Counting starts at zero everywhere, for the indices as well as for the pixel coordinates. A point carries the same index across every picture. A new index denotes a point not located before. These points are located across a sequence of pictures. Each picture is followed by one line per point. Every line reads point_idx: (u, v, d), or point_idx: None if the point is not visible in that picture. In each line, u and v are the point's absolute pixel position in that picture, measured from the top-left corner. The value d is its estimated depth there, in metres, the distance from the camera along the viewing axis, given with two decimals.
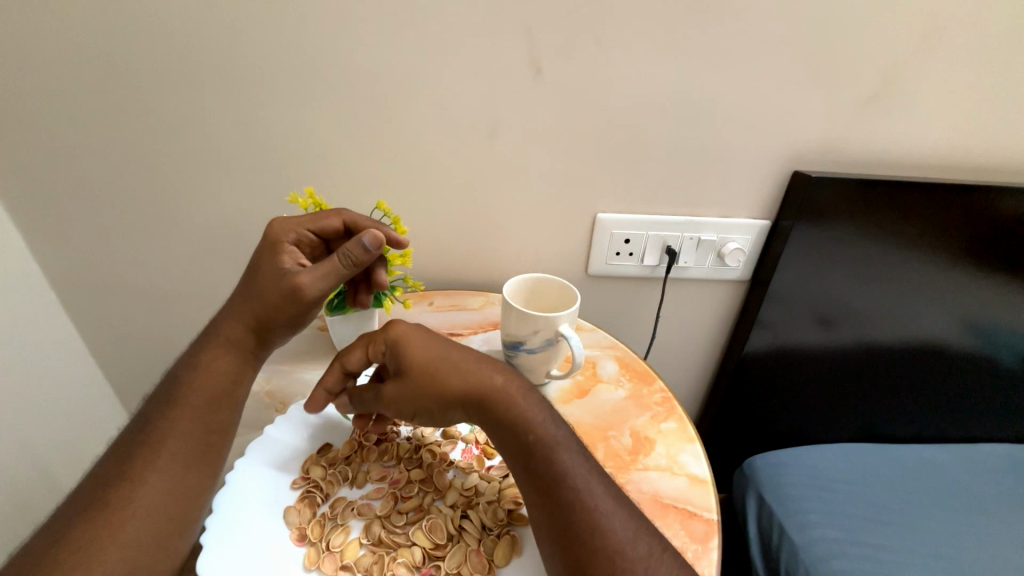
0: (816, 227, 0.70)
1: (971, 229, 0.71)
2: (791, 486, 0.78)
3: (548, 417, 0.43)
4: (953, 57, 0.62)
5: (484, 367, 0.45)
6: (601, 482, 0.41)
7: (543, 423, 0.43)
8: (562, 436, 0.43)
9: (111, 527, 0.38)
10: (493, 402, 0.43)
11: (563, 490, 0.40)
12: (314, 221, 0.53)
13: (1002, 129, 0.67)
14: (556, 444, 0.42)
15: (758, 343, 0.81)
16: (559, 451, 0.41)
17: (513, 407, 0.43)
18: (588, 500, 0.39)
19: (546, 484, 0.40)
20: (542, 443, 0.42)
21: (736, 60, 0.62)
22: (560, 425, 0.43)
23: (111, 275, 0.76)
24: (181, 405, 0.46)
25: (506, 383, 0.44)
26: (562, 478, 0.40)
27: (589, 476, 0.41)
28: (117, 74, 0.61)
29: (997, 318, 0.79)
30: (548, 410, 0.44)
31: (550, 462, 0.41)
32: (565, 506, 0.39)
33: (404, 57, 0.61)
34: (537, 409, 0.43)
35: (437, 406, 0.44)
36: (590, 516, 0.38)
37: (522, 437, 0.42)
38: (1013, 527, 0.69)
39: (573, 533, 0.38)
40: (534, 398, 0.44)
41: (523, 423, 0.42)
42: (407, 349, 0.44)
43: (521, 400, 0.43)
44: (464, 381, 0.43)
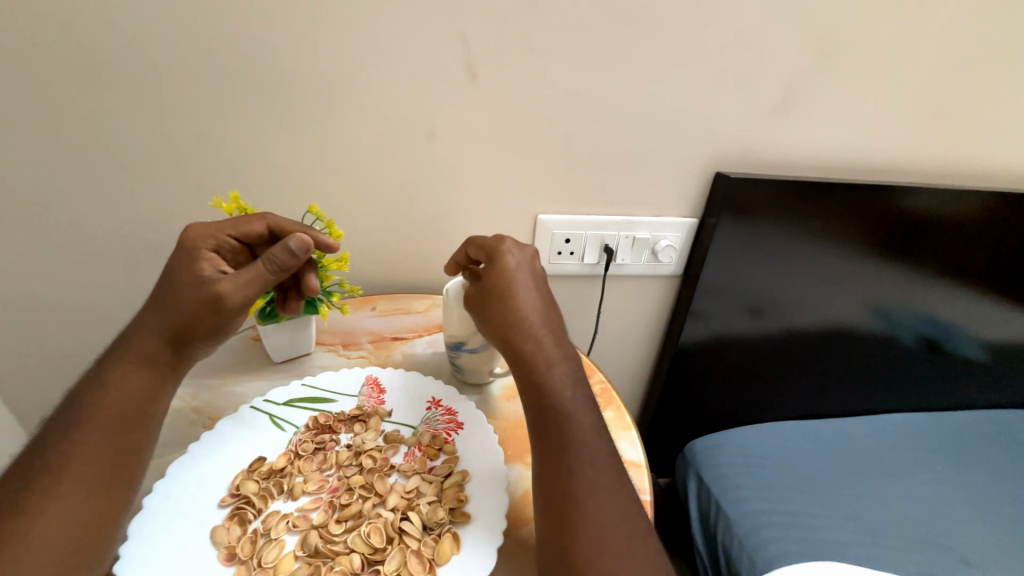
0: (738, 223, 0.76)
1: (868, 223, 0.80)
2: (725, 464, 0.84)
3: (579, 386, 0.48)
4: (845, 71, 0.69)
5: (548, 321, 0.49)
6: (607, 456, 0.45)
7: (569, 392, 0.47)
8: (585, 406, 0.47)
9: (3, 567, 0.36)
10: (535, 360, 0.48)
11: (572, 452, 0.44)
12: (235, 226, 0.51)
13: (888, 135, 0.76)
14: (578, 412, 0.46)
15: (693, 333, 0.87)
16: (580, 416, 0.46)
17: (549, 369, 0.48)
18: (589, 468, 0.44)
19: (558, 444, 0.45)
20: (566, 408, 0.46)
21: (660, 68, 0.66)
22: (587, 396, 0.48)
23: (7, 291, 0.68)
24: (85, 428, 0.43)
25: (552, 348, 0.49)
26: (573, 442, 0.45)
27: (597, 448, 0.45)
28: (6, 69, 0.56)
29: (892, 303, 0.90)
30: (580, 380, 0.49)
31: (567, 425, 0.46)
32: (569, 468, 0.43)
33: (336, 56, 0.60)
34: (571, 378, 0.48)
35: (496, 328, 0.49)
36: (591, 480, 0.43)
37: (548, 397, 0.47)
38: (908, 485, 0.78)
39: (568, 494, 0.42)
40: (573, 366, 0.49)
41: (556, 385, 0.47)
42: (500, 268, 0.50)
43: (562, 363, 0.48)
44: (528, 321, 0.49)
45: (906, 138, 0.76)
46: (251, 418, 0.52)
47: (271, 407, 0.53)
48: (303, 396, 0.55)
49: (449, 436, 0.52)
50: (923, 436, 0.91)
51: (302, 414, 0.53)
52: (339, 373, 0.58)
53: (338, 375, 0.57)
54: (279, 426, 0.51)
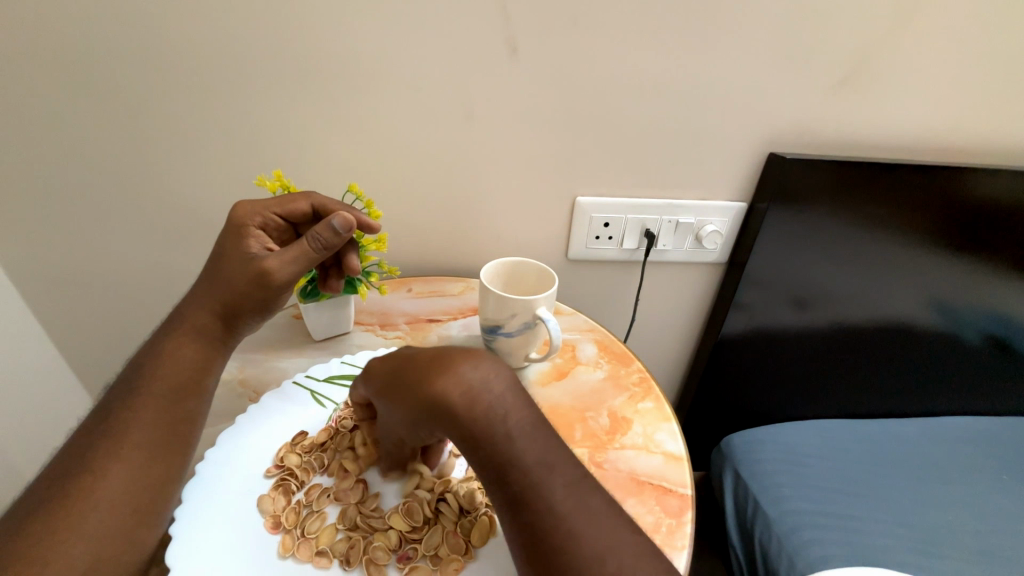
0: (792, 209, 0.71)
1: (940, 210, 0.73)
2: (765, 461, 0.80)
3: (512, 412, 0.35)
4: (925, 39, 0.62)
5: (436, 366, 0.36)
6: (567, 495, 0.33)
7: (497, 432, 0.34)
8: (525, 440, 0.34)
9: (73, 519, 0.37)
10: (441, 413, 0.35)
11: (525, 509, 0.33)
12: (281, 204, 0.52)
13: (971, 112, 0.68)
14: (516, 454, 0.34)
15: (735, 324, 0.83)
16: (523, 459, 0.34)
17: (462, 416, 0.34)
18: (548, 522, 0.32)
19: (508, 498, 0.33)
20: (500, 455, 0.34)
21: (713, 39, 0.61)
22: (527, 424, 0.35)
23: (72, 264, 0.73)
24: (144, 395, 0.45)
25: (452, 390, 0.35)
26: (522, 495, 0.33)
27: (555, 492, 0.33)
28: (69, 51, 0.58)
29: (961, 298, 0.82)
30: (511, 402, 0.35)
31: (505, 477, 0.33)
32: (526, 528, 0.32)
33: (376, 34, 0.59)
34: (497, 407, 0.35)
35: (396, 409, 0.39)
36: (555, 537, 0.32)
37: (476, 451, 0.34)
38: (973, 493, 0.72)
39: (536, 558, 0.32)
40: (494, 391, 0.35)
41: (482, 429, 0.34)
42: (374, 377, 0.42)
43: (476, 395, 0.34)
44: (415, 384, 0.37)
45: (991, 115, 0.69)
46: (295, 393, 0.54)
47: (314, 384, 0.55)
48: (343, 373, 0.57)
49: None
50: (992, 441, 0.84)
51: (342, 391, 0.55)
52: (377, 352, 0.60)
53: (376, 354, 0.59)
54: (321, 402, 0.53)
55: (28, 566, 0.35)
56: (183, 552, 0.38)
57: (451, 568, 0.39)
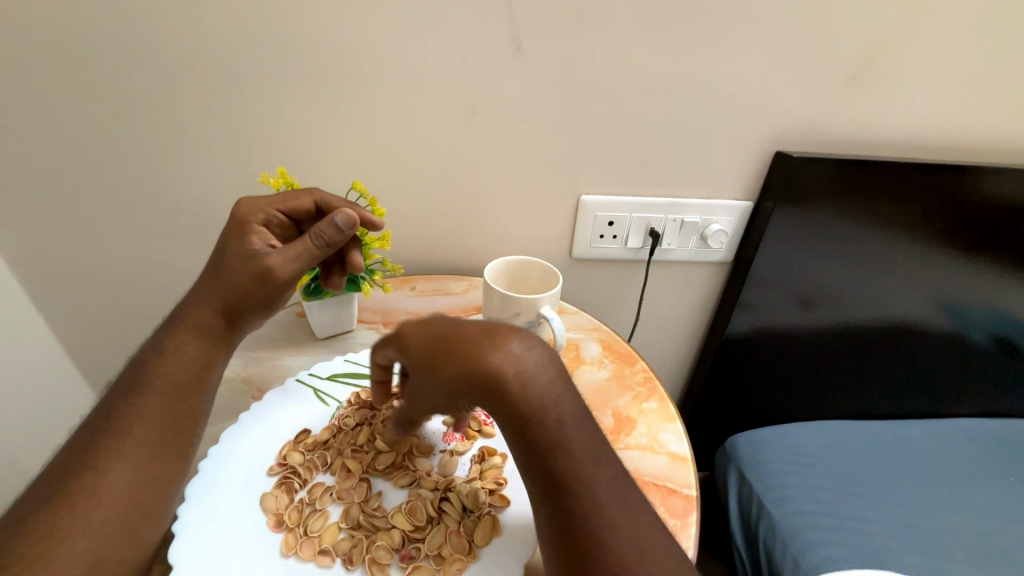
0: (798, 208, 0.70)
1: (949, 209, 0.72)
2: (770, 462, 0.80)
3: (562, 399, 0.35)
4: (935, 36, 0.62)
5: (491, 340, 0.36)
6: (610, 483, 0.34)
7: (547, 416, 0.34)
8: (574, 426, 0.35)
9: (75, 516, 0.37)
10: (491, 389, 0.34)
11: (566, 494, 0.33)
12: (284, 201, 0.52)
13: (980, 110, 0.67)
14: (565, 439, 0.34)
15: (740, 324, 0.82)
16: (570, 445, 0.34)
17: (515, 395, 0.34)
18: (591, 508, 0.33)
19: (548, 482, 0.34)
20: (549, 439, 0.34)
21: (719, 36, 0.61)
22: (574, 410, 0.35)
23: (76, 262, 0.73)
24: (147, 392, 0.45)
25: (509, 367, 0.34)
26: (567, 481, 0.33)
27: (598, 479, 0.34)
28: (73, 48, 0.58)
29: (969, 298, 0.81)
30: (560, 389, 0.36)
31: (552, 461, 0.34)
32: (565, 512, 0.33)
33: (379, 32, 0.59)
34: (549, 391, 0.35)
35: (434, 381, 0.37)
36: (597, 523, 0.32)
37: (524, 432, 0.34)
38: (980, 495, 0.71)
39: (573, 543, 0.32)
40: (546, 376, 0.35)
41: (534, 411, 0.34)
42: (406, 342, 0.39)
43: (531, 377, 0.35)
44: (464, 355, 0.35)
45: (1001, 113, 0.68)
46: (297, 391, 0.53)
47: (317, 382, 0.55)
48: (345, 371, 0.56)
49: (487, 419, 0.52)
50: (1000, 443, 0.83)
51: (344, 389, 0.54)
52: None
53: None
54: (323, 400, 0.53)
55: (31, 564, 0.35)
56: (184, 551, 0.38)
57: (453, 568, 0.39)
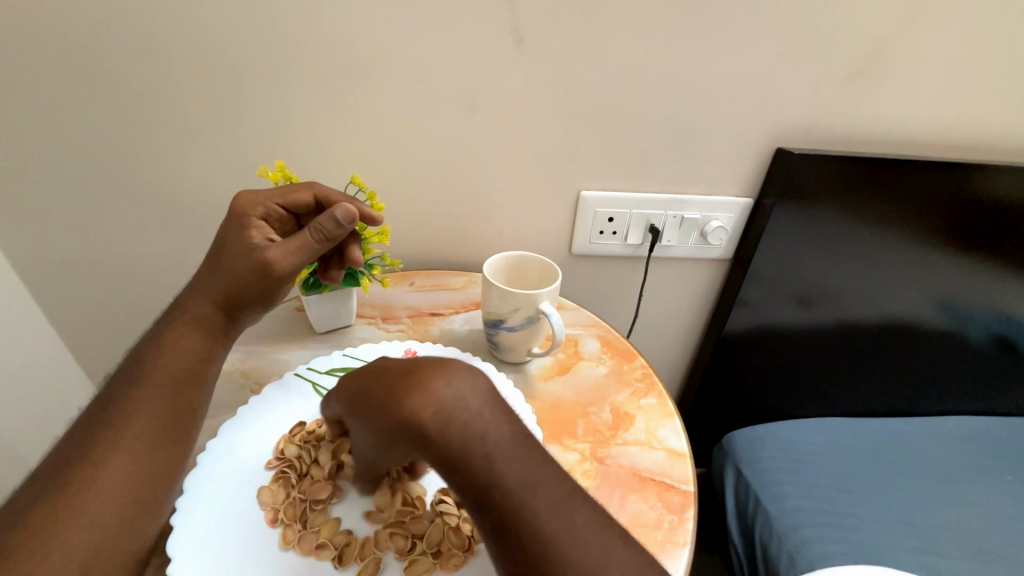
0: (798, 206, 0.70)
1: (949, 208, 0.72)
2: (767, 458, 0.80)
3: (488, 430, 0.33)
4: (938, 33, 0.61)
5: (411, 381, 0.35)
6: (554, 516, 0.31)
7: (475, 451, 0.32)
8: (505, 457, 0.33)
9: (75, 507, 0.38)
10: (411, 431, 0.34)
11: (509, 533, 0.31)
12: (284, 194, 0.52)
13: (983, 108, 0.67)
14: (495, 473, 0.32)
15: (739, 321, 0.82)
16: (504, 480, 0.32)
17: (433, 435, 0.33)
18: (538, 548, 0.30)
19: (491, 523, 0.32)
20: (481, 476, 0.32)
21: (721, 31, 0.60)
22: (504, 439, 0.33)
23: (74, 254, 0.73)
24: (146, 385, 0.45)
25: (424, 405, 0.33)
26: (507, 519, 0.31)
27: (541, 512, 0.31)
28: (70, 39, 0.58)
29: (968, 296, 0.82)
30: (486, 420, 0.34)
31: (490, 498, 0.32)
32: (512, 555, 0.31)
33: (380, 25, 0.58)
34: (474, 424, 0.33)
35: (370, 427, 0.38)
36: (546, 563, 0.30)
37: (454, 473, 0.33)
38: (976, 493, 0.72)
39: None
40: (467, 408, 0.33)
41: (457, 449, 0.32)
42: (346, 394, 0.41)
43: (450, 413, 0.33)
44: (385, 403, 0.36)
45: (1004, 111, 0.68)
46: (296, 385, 0.54)
47: (315, 376, 0.55)
48: (345, 365, 0.56)
49: None
50: (995, 441, 0.83)
51: None
52: (379, 345, 0.60)
53: (378, 347, 0.59)
54: (322, 394, 0.53)
55: (30, 556, 0.35)
56: (183, 544, 0.38)
57: (451, 564, 0.39)
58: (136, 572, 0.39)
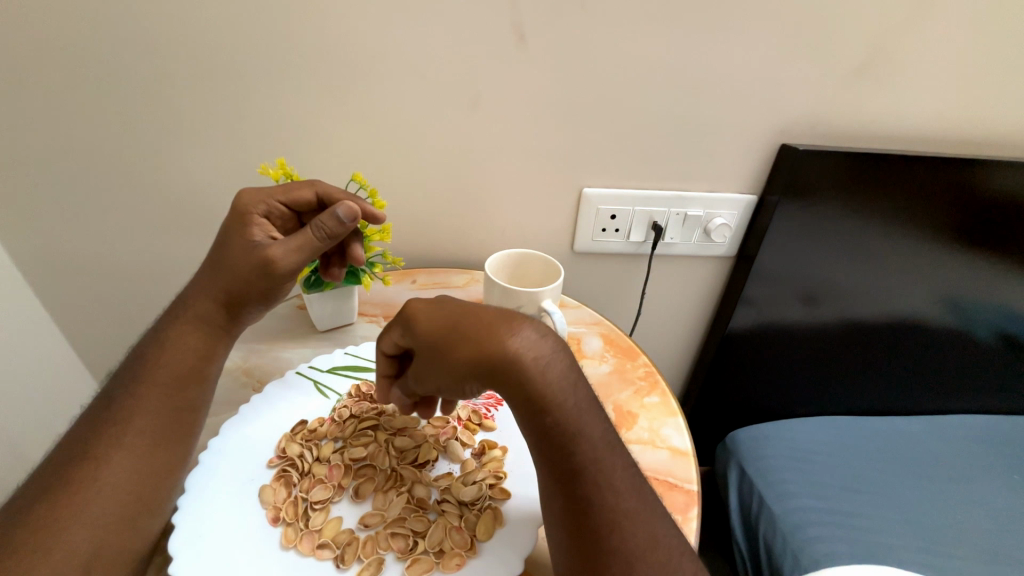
0: (803, 203, 0.69)
1: (957, 204, 0.71)
2: (771, 457, 0.80)
3: (576, 389, 0.38)
4: (947, 27, 0.60)
5: (511, 325, 0.38)
6: (624, 475, 0.37)
7: (565, 403, 0.37)
8: (588, 417, 0.37)
9: (75, 506, 0.38)
10: (507, 373, 0.36)
11: (583, 479, 0.36)
12: (286, 193, 0.52)
13: (991, 102, 0.66)
14: (581, 426, 0.37)
15: (743, 320, 0.82)
16: (586, 434, 0.37)
17: (534, 382, 0.36)
18: (607, 496, 0.35)
19: (563, 470, 0.36)
20: (565, 426, 0.36)
21: (726, 26, 0.60)
22: (586, 398, 0.38)
23: (77, 252, 0.73)
24: (147, 383, 0.45)
25: (527, 352, 0.36)
26: (582, 472, 0.36)
27: (612, 465, 0.37)
28: (70, 36, 0.57)
29: (976, 294, 0.81)
30: (572, 379, 0.38)
31: (570, 449, 0.36)
32: (581, 500, 0.35)
33: (380, 20, 0.58)
34: (564, 381, 0.38)
35: (447, 364, 0.38)
36: (612, 512, 0.35)
37: (540, 419, 0.36)
38: (983, 493, 0.71)
39: (583, 530, 0.35)
40: (562, 364, 0.38)
41: (551, 397, 0.36)
42: (416, 323, 0.39)
43: (547, 366, 0.37)
44: (480, 342, 0.37)
45: (1012, 106, 0.67)
46: (298, 383, 0.53)
47: (317, 374, 0.55)
48: (346, 364, 0.56)
49: (487, 412, 0.52)
50: (1001, 440, 0.82)
51: (345, 381, 0.55)
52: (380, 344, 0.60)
53: None
54: (324, 393, 0.53)
55: (31, 554, 0.35)
56: (182, 543, 0.38)
57: (453, 564, 0.39)
58: (136, 572, 0.38)
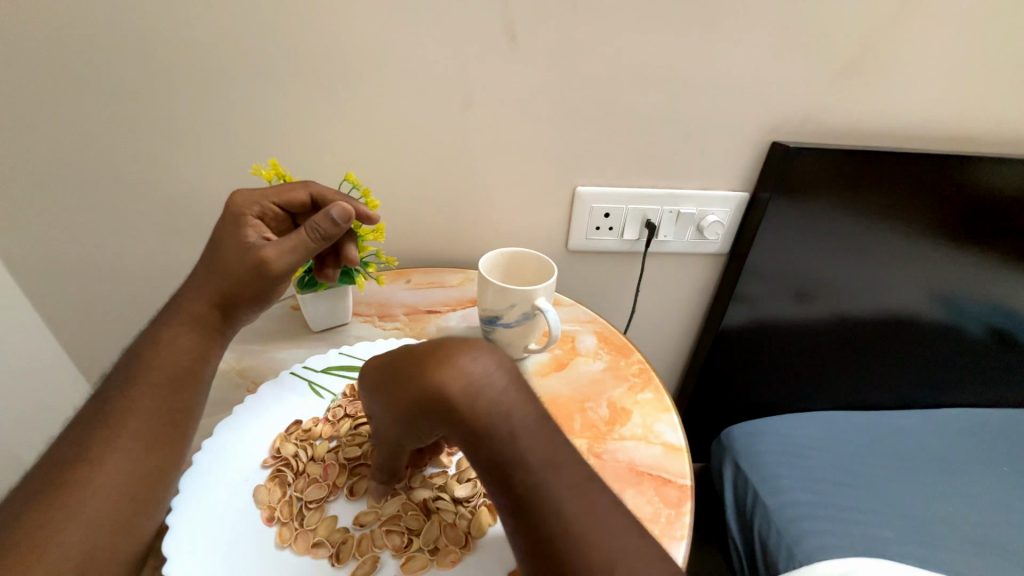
0: (794, 200, 0.70)
1: (945, 200, 0.72)
2: (764, 453, 0.80)
3: (515, 411, 0.34)
4: (934, 25, 0.61)
5: (439, 356, 0.36)
6: (576, 502, 0.33)
7: (499, 432, 0.33)
8: (529, 440, 0.34)
9: (68, 508, 0.37)
10: (438, 408, 0.35)
11: (530, 510, 0.33)
12: (279, 193, 0.52)
13: (977, 100, 0.67)
14: (520, 454, 0.33)
15: (737, 316, 0.82)
16: (528, 461, 0.33)
17: (463, 415, 0.34)
18: (558, 529, 0.32)
19: (511, 504, 0.33)
20: (505, 458, 0.33)
21: (716, 24, 0.60)
22: (529, 422, 0.34)
23: (69, 254, 0.72)
24: (141, 385, 0.45)
25: (453, 383, 0.34)
26: (528, 501, 0.33)
27: (563, 492, 0.33)
28: (60, 38, 0.57)
29: (964, 289, 0.82)
30: (510, 401, 0.35)
31: (512, 479, 0.33)
32: (532, 536, 0.32)
33: (372, 20, 0.58)
34: (500, 405, 0.34)
35: (393, 406, 0.38)
36: (564, 544, 0.32)
37: (477, 452, 0.34)
38: (973, 486, 0.72)
39: (537, 564, 0.32)
40: (495, 387, 0.34)
41: (481, 429, 0.33)
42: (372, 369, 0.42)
43: (477, 392, 0.34)
44: (413, 378, 0.36)
45: (998, 102, 0.67)
46: (293, 383, 0.54)
47: (312, 374, 0.55)
48: (341, 364, 0.57)
49: None
50: (990, 433, 0.83)
51: (340, 381, 0.55)
52: (375, 343, 0.60)
53: (374, 345, 0.59)
54: (319, 393, 0.53)
55: (26, 555, 0.35)
56: (178, 542, 0.38)
57: (447, 561, 0.39)
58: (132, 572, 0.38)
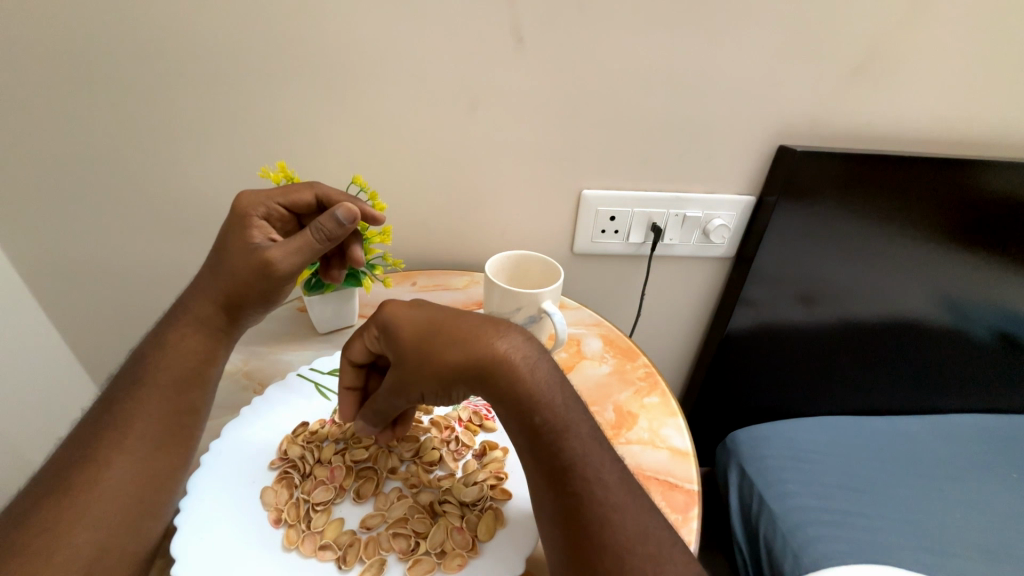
0: (802, 204, 0.69)
1: (953, 204, 0.71)
2: (770, 457, 0.80)
3: (563, 388, 0.40)
4: (940, 30, 0.61)
5: (496, 328, 0.41)
6: (613, 469, 0.38)
7: (552, 402, 0.39)
8: (574, 413, 0.39)
9: (75, 510, 0.37)
10: (496, 373, 0.39)
11: (573, 474, 0.36)
12: (285, 194, 0.52)
13: (985, 104, 0.67)
14: (568, 422, 0.38)
15: (742, 320, 0.82)
16: (575, 430, 0.38)
17: (522, 382, 0.38)
18: (597, 492, 0.36)
19: (553, 469, 0.37)
20: (555, 423, 0.38)
21: (721, 28, 0.60)
22: (572, 397, 0.40)
23: (76, 255, 0.73)
24: (147, 386, 0.45)
25: (513, 353, 0.39)
26: (572, 466, 0.37)
27: (602, 462, 0.38)
28: (70, 39, 0.58)
29: (972, 294, 0.81)
30: (557, 378, 0.40)
31: (559, 444, 0.37)
32: (573, 498, 0.36)
33: (379, 24, 0.58)
34: (551, 380, 0.40)
35: (432, 367, 0.40)
36: (604, 506, 0.35)
37: (529, 417, 0.38)
38: (982, 492, 0.71)
39: (576, 527, 0.35)
40: (546, 363, 0.41)
41: (537, 396, 0.38)
42: (396, 326, 0.42)
43: (535, 363, 0.40)
44: (467, 343, 0.40)
45: (1005, 107, 0.67)
46: (298, 385, 0.54)
47: (317, 376, 0.55)
48: None
49: (488, 413, 0.53)
50: (1000, 438, 0.82)
51: None
52: None
53: None
54: (323, 395, 0.53)
55: (33, 558, 0.35)
56: (185, 543, 0.38)
57: (454, 564, 0.39)
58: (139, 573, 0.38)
